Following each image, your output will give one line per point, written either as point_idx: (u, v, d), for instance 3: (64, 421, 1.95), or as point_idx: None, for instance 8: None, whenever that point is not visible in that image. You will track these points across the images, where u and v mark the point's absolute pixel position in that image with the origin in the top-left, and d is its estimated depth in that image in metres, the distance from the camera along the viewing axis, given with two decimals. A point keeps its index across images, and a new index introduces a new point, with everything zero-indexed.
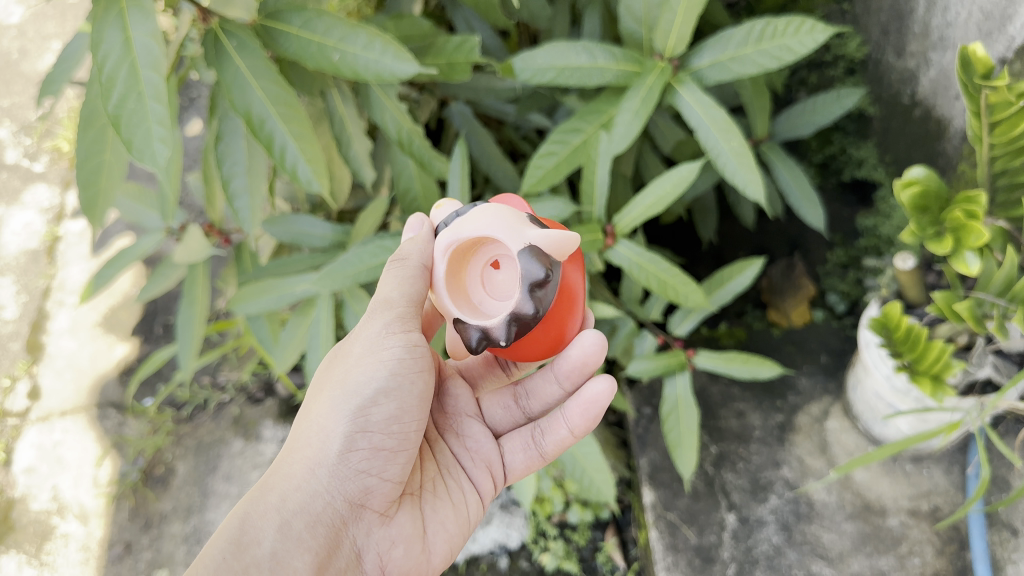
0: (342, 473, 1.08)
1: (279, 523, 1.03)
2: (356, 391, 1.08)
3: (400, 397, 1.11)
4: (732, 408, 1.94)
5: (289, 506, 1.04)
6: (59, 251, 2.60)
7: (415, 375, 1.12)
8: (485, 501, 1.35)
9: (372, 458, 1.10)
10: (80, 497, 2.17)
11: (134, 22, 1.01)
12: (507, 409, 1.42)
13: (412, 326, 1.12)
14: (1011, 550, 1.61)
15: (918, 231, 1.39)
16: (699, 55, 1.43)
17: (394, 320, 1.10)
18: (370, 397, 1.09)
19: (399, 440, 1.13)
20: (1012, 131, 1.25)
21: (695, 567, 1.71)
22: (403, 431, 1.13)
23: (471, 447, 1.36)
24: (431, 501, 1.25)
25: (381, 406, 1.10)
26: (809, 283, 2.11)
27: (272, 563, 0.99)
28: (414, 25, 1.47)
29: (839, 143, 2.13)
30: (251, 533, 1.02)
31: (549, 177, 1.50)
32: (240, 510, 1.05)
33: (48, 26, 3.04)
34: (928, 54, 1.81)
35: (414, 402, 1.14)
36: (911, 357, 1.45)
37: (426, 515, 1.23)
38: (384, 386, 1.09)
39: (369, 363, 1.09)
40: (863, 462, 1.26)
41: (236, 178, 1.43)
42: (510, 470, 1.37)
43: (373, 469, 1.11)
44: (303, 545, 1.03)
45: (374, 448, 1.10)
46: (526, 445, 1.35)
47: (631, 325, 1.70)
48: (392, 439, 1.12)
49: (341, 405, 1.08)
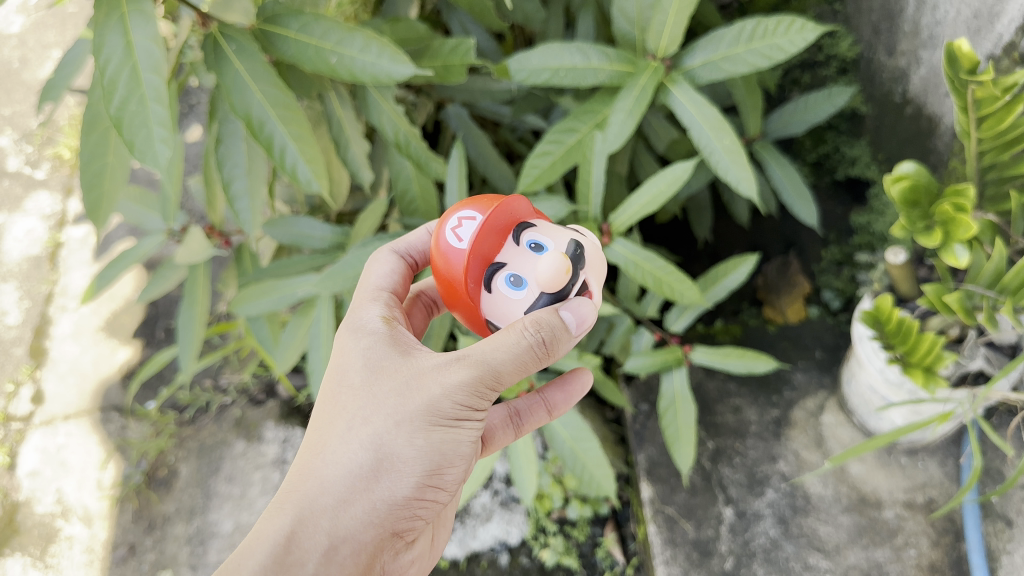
0: (389, 516, 1.05)
1: (324, 551, 0.98)
2: (434, 449, 1.04)
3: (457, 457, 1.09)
4: (728, 403, 1.96)
5: (341, 534, 0.99)
6: (61, 257, 2.62)
7: (477, 427, 1.09)
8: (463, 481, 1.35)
9: (414, 505, 1.08)
10: (84, 500, 2.19)
11: (135, 26, 1.03)
12: None
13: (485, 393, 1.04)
14: (1006, 540, 1.63)
15: (908, 225, 1.42)
16: (691, 55, 1.45)
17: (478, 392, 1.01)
18: (443, 455, 1.05)
19: (441, 487, 1.11)
20: (999, 125, 1.27)
21: (693, 560, 1.73)
22: (451, 480, 1.12)
23: None
24: (433, 504, 1.25)
25: (446, 461, 1.08)
26: (804, 280, 2.18)
27: None
28: (410, 29, 1.49)
29: (832, 142, 2.16)
30: (295, 554, 0.96)
31: (545, 176, 1.53)
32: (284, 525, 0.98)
33: (48, 35, 3.08)
34: (919, 52, 1.83)
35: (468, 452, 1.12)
36: (903, 349, 1.48)
37: (430, 522, 1.23)
38: (455, 448, 1.06)
39: (449, 425, 1.03)
40: (862, 448, 1.30)
41: (237, 180, 1.46)
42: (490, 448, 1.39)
43: (411, 511, 1.09)
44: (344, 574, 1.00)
45: (427, 495, 1.09)
46: (503, 422, 1.36)
47: (627, 322, 1.75)
48: (441, 488, 1.11)
49: (419, 459, 1.03)
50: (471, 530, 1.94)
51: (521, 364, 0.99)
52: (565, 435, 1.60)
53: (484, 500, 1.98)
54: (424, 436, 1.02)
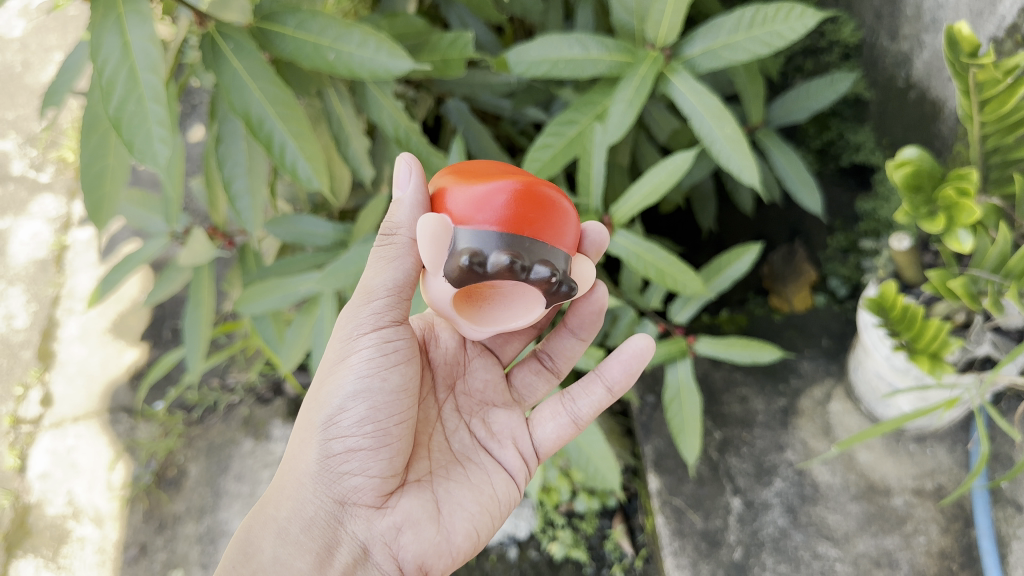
0: (326, 480, 1.14)
1: (279, 532, 1.14)
2: (326, 401, 1.13)
3: (369, 398, 1.12)
4: (735, 393, 1.95)
5: (282, 515, 1.14)
6: (67, 259, 2.64)
7: (389, 368, 1.13)
8: (517, 478, 1.36)
9: (350, 460, 1.13)
10: (95, 500, 2.20)
11: (133, 26, 1.03)
12: (536, 374, 1.43)
13: (389, 316, 1.12)
14: (1016, 526, 1.63)
15: (911, 210, 1.41)
16: (691, 44, 1.44)
17: (363, 316, 1.11)
18: (338, 404, 1.12)
19: (376, 435, 1.14)
20: (1002, 108, 1.26)
21: (701, 551, 1.73)
22: (382, 428, 1.14)
23: (495, 429, 1.37)
24: (444, 483, 1.26)
25: (351, 411, 1.12)
26: (810, 269, 2.15)
27: (272, 566, 1.11)
28: (408, 23, 1.49)
29: (836, 128, 2.15)
30: (254, 543, 1.14)
31: (545, 170, 1.52)
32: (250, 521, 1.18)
33: (50, 39, 3.10)
34: (922, 36, 1.81)
35: (392, 396, 1.14)
36: (908, 336, 1.47)
37: (439, 499, 1.24)
38: (349, 392, 1.12)
39: (337, 371, 1.13)
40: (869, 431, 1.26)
41: (237, 179, 1.46)
42: (541, 444, 1.39)
43: (355, 470, 1.14)
44: (302, 548, 1.12)
45: (354, 451, 1.13)
46: (556, 415, 1.39)
47: (631, 315, 1.74)
48: (370, 440, 1.13)
49: (316, 415, 1.14)
50: None
51: (404, 277, 1.08)
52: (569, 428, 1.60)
53: None
54: (319, 395, 1.15)
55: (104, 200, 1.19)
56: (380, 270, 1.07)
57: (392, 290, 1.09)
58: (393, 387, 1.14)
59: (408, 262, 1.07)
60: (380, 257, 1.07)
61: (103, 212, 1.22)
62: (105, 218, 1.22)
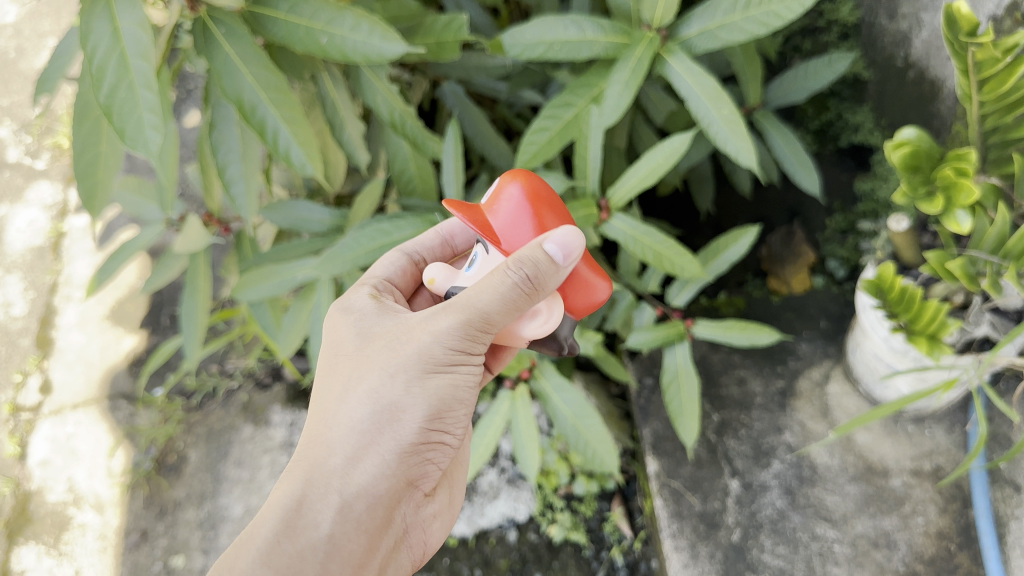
0: (387, 475, 1.12)
1: (335, 512, 1.06)
2: (414, 401, 1.11)
3: (440, 408, 1.14)
4: (733, 375, 1.95)
5: (352, 501, 1.08)
6: (64, 247, 2.63)
7: (464, 387, 1.15)
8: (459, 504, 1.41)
9: (406, 458, 1.14)
10: (96, 487, 2.21)
11: (122, 12, 1.02)
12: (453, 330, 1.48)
13: (476, 345, 1.10)
14: (1014, 506, 1.63)
15: (909, 191, 1.40)
16: (688, 24, 1.42)
17: (466, 339, 1.07)
18: (421, 411, 1.12)
19: (429, 441, 1.17)
20: (1001, 87, 1.25)
21: (700, 533, 1.73)
22: (433, 439, 1.18)
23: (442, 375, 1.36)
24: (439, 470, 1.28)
25: (421, 418, 1.13)
26: (808, 251, 2.15)
27: (324, 546, 1.04)
28: (402, 7, 1.47)
29: (835, 109, 2.14)
30: (307, 514, 1.05)
31: (543, 152, 1.53)
32: (297, 488, 1.06)
33: (44, 24, 3.07)
34: (920, 15, 1.80)
35: (449, 409, 1.16)
36: (907, 317, 1.47)
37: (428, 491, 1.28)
38: (431, 405, 1.13)
39: (429, 379, 1.10)
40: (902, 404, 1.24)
41: (231, 165, 1.46)
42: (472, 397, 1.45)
43: (407, 469, 1.16)
44: (355, 538, 1.08)
45: (412, 453, 1.15)
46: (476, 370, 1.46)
47: (628, 298, 1.74)
48: (422, 448, 1.16)
49: (406, 412, 1.11)
50: (479, 508, 1.94)
51: (508, 304, 1.02)
52: (567, 412, 1.60)
53: (492, 478, 1.99)
54: (409, 387, 1.10)
55: (97, 188, 1.19)
56: (488, 295, 1.01)
57: (495, 323, 1.05)
58: (456, 402, 1.16)
59: (514, 311, 1.04)
60: (495, 289, 1.00)
61: (97, 199, 1.22)
62: (99, 205, 1.23)
